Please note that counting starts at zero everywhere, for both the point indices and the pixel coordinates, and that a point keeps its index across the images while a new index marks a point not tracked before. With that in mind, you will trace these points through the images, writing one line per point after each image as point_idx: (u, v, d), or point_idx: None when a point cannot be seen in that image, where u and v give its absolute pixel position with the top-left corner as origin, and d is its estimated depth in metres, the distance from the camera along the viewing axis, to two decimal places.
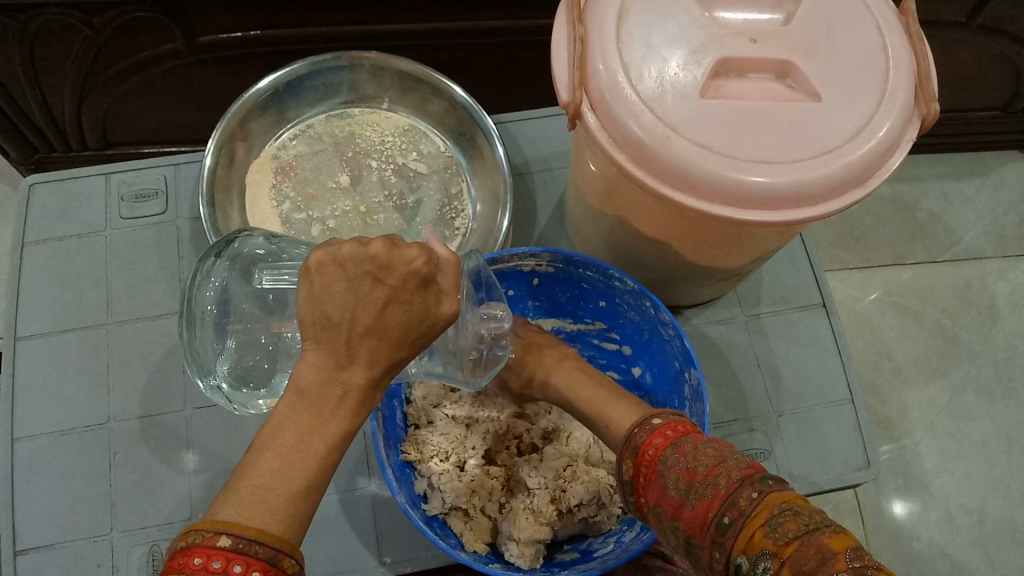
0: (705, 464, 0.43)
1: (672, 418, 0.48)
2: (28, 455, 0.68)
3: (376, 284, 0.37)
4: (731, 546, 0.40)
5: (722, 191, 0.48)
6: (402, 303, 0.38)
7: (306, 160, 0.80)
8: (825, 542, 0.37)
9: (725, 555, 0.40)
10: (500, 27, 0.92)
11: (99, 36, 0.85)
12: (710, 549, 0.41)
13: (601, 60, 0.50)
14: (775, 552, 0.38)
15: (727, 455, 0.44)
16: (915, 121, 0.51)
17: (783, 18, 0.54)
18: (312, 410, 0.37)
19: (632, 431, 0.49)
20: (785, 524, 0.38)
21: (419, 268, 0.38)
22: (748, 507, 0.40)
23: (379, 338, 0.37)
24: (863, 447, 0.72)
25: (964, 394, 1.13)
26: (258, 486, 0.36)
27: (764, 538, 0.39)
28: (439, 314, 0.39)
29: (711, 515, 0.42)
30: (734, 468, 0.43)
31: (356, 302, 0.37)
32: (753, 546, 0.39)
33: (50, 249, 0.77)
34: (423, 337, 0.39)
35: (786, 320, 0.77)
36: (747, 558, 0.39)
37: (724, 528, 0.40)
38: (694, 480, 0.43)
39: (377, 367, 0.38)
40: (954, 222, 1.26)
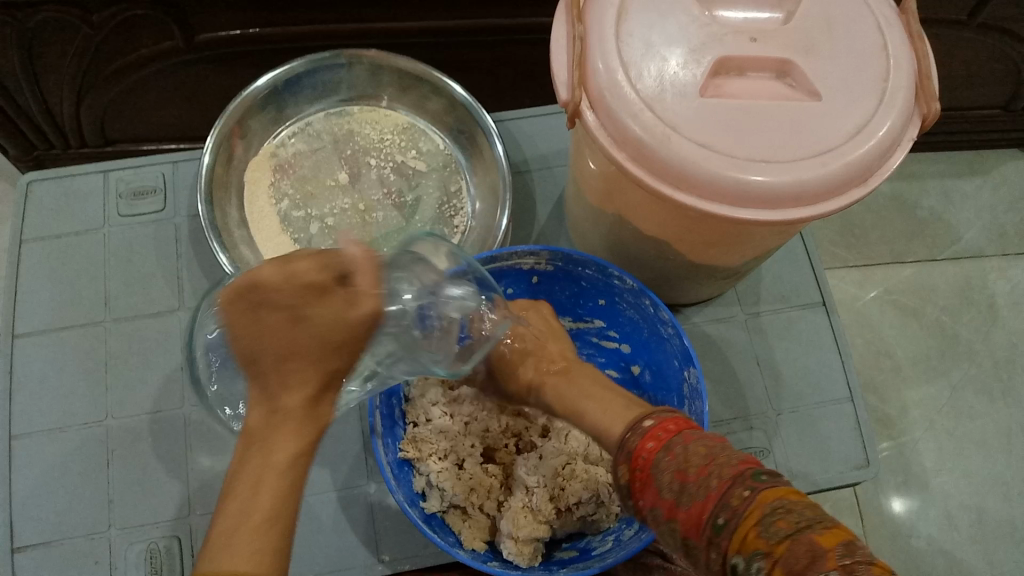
0: (696, 464, 0.42)
1: (666, 416, 0.46)
2: (26, 453, 0.68)
3: (276, 311, 0.43)
4: (726, 546, 0.38)
5: (721, 190, 0.48)
6: (313, 307, 0.44)
7: (305, 158, 0.80)
8: (815, 539, 0.35)
9: (720, 555, 0.39)
10: (500, 25, 0.92)
11: (97, 33, 0.85)
12: (706, 550, 0.40)
13: (601, 58, 0.50)
14: (767, 552, 0.36)
15: (718, 452, 0.42)
16: (915, 120, 0.51)
17: (783, 17, 0.53)
18: (260, 444, 0.41)
19: (625, 435, 0.46)
20: (777, 522, 0.36)
21: (312, 277, 0.44)
22: (740, 506, 0.38)
23: (297, 346, 0.43)
24: (862, 446, 0.72)
25: (963, 393, 1.13)
26: (222, 533, 0.38)
27: (757, 537, 0.37)
28: (352, 316, 0.44)
29: (705, 515, 0.40)
30: (725, 467, 0.41)
31: (266, 333, 0.43)
32: (747, 546, 0.37)
33: (48, 247, 0.77)
34: (347, 338, 0.44)
35: (786, 318, 0.77)
36: (741, 560, 0.37)
37: (718, 529, 0.39)
38: (687, 481, 0.41)
39: (308, 373, 0.44)
40: (954, 220, 1.26)
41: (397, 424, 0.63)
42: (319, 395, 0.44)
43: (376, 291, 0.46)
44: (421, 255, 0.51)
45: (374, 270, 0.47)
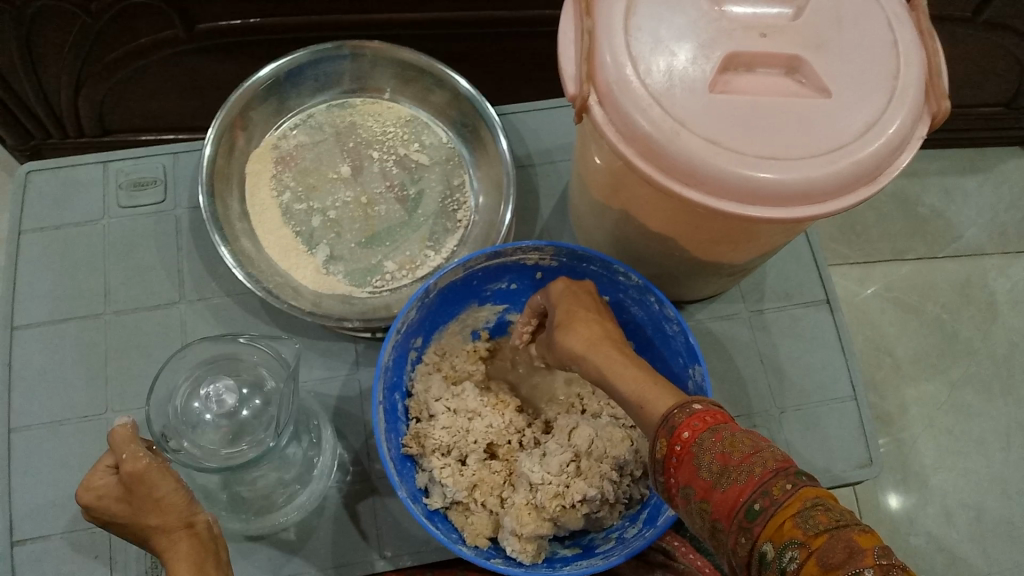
0: (742, 451, 0.41)
1: (710, 404, 0.45)
2: (25, 446, 0.68)
3: (99, 522, 0.51)
4: (759, 533, 0.38)
5: (730, 187, 0.48)
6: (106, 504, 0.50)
7: (307, 150, 0.79)
8: (854, 538, 0.36)
9: (750, 541, 0.38)
10: (503, 17, 0.91)
11: (96, 22, 0.84)
12: (736, 535, 0.39)
13: (609, 52, 0.49)
14: (804, 542, 0.36)
15: (765, 445, 0.41)
16: (925, 118, 0.51)
17: (793, 13, 0.52)
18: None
19: (670, 411, 0.45)
20: (816, 517, 0.37)
21: (80, 494, 0.50)
22: (781, 496, 0.38)
23: (132, 526, 0.50)
24: (866, 444, 0.72)
25: (963, 391, 1.13)
26: None
27: (794, 528, 0.37)
28: (115, 501, 0.49)
29: (742, 500, 0.39)
30: (770, 458, 0.40)
31: (116, 530, 0.51)
32: (782, 536, 0.37)
33: (47, 238, 0.76)
34: (142, 500, 0.49)
35: (790, 316, 0.77)
36: (774, 547, 0.37)
37: (754, 514, 0.38)
38: (730, 465, 0.40)
39: (155, 537, 0.50)
40: (955, 218, 1.26)
41: (400, 419, 0.64)
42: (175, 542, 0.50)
43: (123, 457, 0.49)
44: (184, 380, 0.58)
45: (126, 435, 0.49)
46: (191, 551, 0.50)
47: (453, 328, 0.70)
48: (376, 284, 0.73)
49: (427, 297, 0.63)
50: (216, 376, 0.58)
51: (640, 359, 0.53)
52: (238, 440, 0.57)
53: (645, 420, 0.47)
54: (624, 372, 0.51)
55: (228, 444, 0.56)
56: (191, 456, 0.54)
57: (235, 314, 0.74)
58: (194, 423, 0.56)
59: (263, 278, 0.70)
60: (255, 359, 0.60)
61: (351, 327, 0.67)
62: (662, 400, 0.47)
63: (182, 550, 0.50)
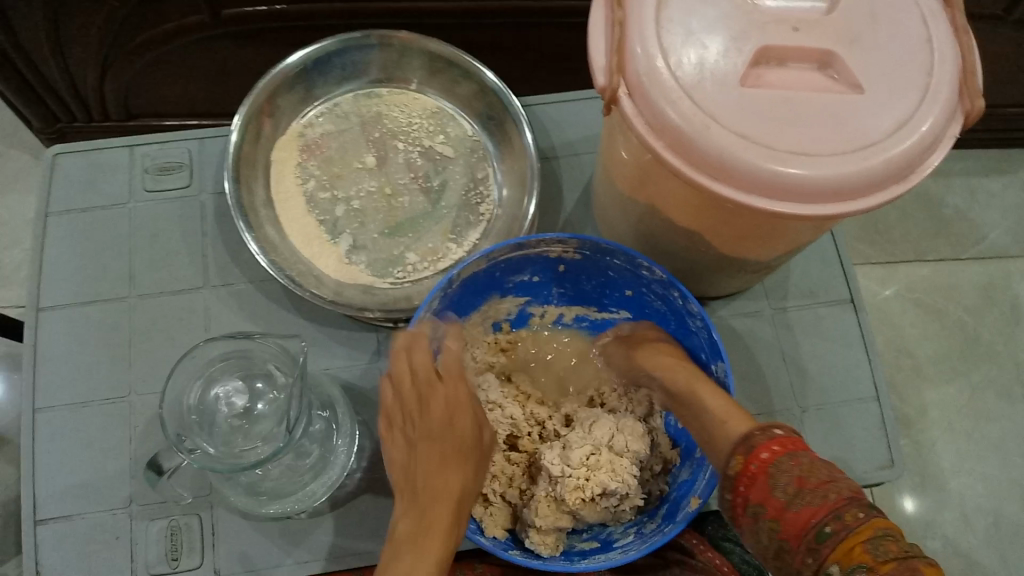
0: (819, 477, 0.42)
1: (791, 431, 0.45)
2: (47, 427, 0.69)
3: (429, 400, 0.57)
4: (827, 555, 0.38)
5: (760, 182, 0.47)
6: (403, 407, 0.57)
7: (332, 139, 0.79)
8: (921, 570, 0.35)
9: (817, 563, 0.39)
10: (530, 8, 0.91)
11: (124, 7, 0.84)
12: (803, 555, 0.40)
13: (639, 43, 0.49)
14: (871, 566, 0.36)
15: (843, 477, 0.42)
16: (957, 116, 0.50)
17: (825, 7, 0.52)
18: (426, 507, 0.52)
19: (752, 432, 0.46)
20: (886, 545, 0.37)
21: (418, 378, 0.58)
22: (853, 522, 0.38)
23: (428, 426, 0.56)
24: (887, 445, 0.71)
25: (984, 394, 1.12)
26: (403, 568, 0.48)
27: (863, 553, 0.37)
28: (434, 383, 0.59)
29: (814, 522, 0.40)
30: (845, 488, 0.41)
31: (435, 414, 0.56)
32: (850, 558, 0.37)
33: (73, 221, 0.76)
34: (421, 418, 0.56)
35: (813, 314, 0.76)
36: (840, 569, 0.37)
37: (824, 536, 0.39)
38: (805, 487, 0.41)
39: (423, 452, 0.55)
40: (979, 219, 1.24)
41: None
42: (438, 451, 0.54)
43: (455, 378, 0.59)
44: (196, 381, 0.59)
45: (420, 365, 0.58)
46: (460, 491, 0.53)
47: (475, 320, 0.70)
48: (398, 275, 0.73)
49: (449, 288, 0.63)
50: (228, 375, 0.60)
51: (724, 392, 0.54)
52: (253, 438, 0.57)
53: (720, 441, 0.49)
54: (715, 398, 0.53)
55: (242, 442, 0.57)
56: (210, 456, 0.54)
57: (258, 301, 0.74)
58: (208, 425, 0.57)
59: (286, 266, 0.70)
60: (265, 355, 0.61)
61: (372, 317, 0.68)
62: (745, 424, 0.48)
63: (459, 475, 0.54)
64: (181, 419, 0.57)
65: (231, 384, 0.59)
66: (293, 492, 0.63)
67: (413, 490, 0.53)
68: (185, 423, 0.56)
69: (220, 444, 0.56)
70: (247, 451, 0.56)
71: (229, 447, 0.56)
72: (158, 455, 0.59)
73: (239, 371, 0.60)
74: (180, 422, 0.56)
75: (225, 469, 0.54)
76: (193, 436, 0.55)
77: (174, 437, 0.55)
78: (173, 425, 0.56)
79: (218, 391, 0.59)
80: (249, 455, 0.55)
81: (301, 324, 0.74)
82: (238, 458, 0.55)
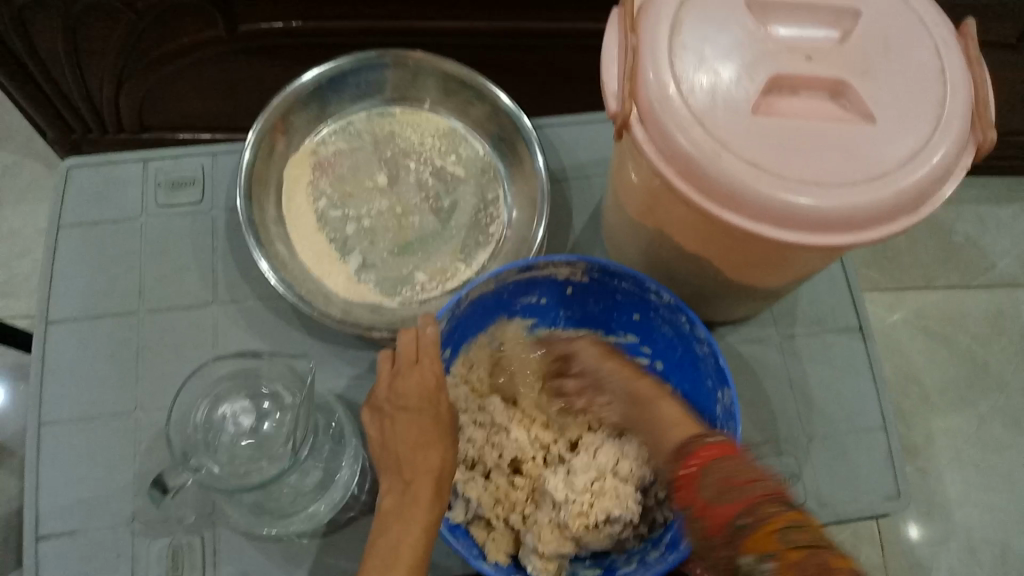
0: (744, 477, 0.49)
1: (723, 439, 0.53)
2: (53, 440, 0.69)
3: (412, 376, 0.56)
4: (744, 543, 0.46)
5: (770, 212, 0.47)
6: (392, 385, 0.56)
7: (344, 157, 0.79)
8: (829, 559, 0.43)
9: (736, 550, 0.46)
10: (543, 30, 0.91)
11: (141, 20, 0.85)
12: (724, 544, 0.47)
13: (652, 70, 0.49)
14: (780, 553, 0.44)
15: (762, 476, 0.49)
16: (969, 148, 0.50)
17: (839, 36, 0.52)
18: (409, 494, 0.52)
19: (689, 439, 0.54)
20: (796, 534, 0.44)
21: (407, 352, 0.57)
22: (766, 514, 0.46)
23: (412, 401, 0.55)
24: (895, 477, 0.70)
25: (992, 424, 1.11)
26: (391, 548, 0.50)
27: (773, 540, 0.45)
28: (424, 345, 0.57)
29: (734, 515, 0.47)
30: (765, 486, 0.48)
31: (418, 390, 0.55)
32: (765, 543, 0.45)
33: (85, 234, 0.77)
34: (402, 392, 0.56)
35: (822, 342, 0.76)
36: (756, 555, 0.45)
37: (740, 527, 0.47)
38: (730, 485, 0.49)
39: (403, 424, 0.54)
40: (989, 247, 1.24)
41: None
42: (416, 427, 0.54)
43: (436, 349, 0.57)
44: (202, 400, 0.59)
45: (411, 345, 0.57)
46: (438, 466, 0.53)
47: (482, 340, 0.70)
48: (406, 295, 0.73)
49: (457, 308, 0.63)
50: (236, 395, 0.60)
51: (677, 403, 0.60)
52: (260, 458, 0.57)
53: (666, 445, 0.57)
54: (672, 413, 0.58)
55: (249, 462, 0.57)
56: (217, 477, 0.54)
57: (266, 318, 0.74)
58: (215, 444, 0.57)
59: (295, 283, 0.70)
60: (273, 375, 0.61)
61: (380, 336, 0.68)
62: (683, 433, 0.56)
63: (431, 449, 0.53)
64: (187, 439, 0.57)
65: (238, 404, 0.59)
66: (298, 512, 0.64)
67: (395, 463, 0.54)
68: (191, 443, 0.56)
69: (229, 464, 0.56)
70: (254, 471, 0.56)
71: (237, 466, 0.56)
72: (163, 474, 0.59)
73: (246, 391, 0.61)
74: (186, 442, 0.56)
75: (232, 488, 0.54)
76: (200, 456, 0.55)
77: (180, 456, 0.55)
78: (180, 444, 0.56)
79: (224, 410, 0.59)
80: (256, 474, 0.55)
81: (308, 342, 0.74)
82: (246, 477, 0.55)
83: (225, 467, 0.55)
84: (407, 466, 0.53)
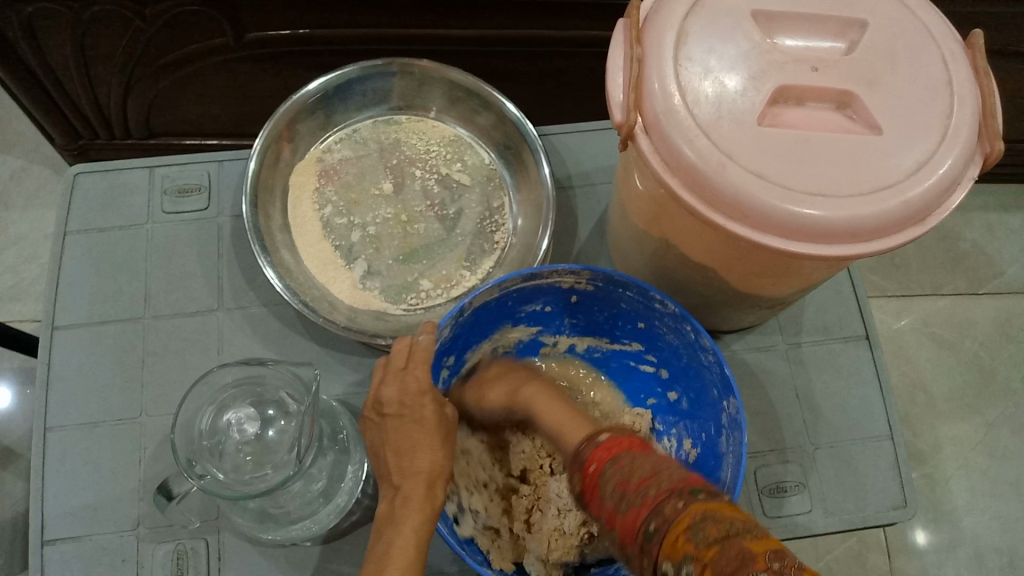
0: (640, 476, 0.43)
1: (614, 433, 0.49)
2: (59, 445, 0.69)
3: (406, 380, 0.54)
4: (657, 552, 0.39)
5: (776, 223, 0.47)
6: (378, 390, 0.54)
7: (350, 165, 0.80)
8: (745, 545, 0.35)
9: (652, 562, 0.39)
10: (550, 37, 0.91)
11: (149, 28, 0.85)
12: (642, 558, 0.40)
13: (657, 80, 0.49)
14: (695, 555, 0.36)
15: (663, 468, 0.43)
16: (977, 159, 0.50)
17: (845, 47, 0.52)
18: (401, 498, 0.50)
19: (580, 447, 0.50)
20: (706, 530, 0.37)
21: (399, 358, 0.55)
22: (672, 514, 0.39)
23: (405, 405, 0.53)
24: (901, 486, 0.70)
25: (1000, 432, 1.10)
26: (382, 552, 0.47)
27: (686, 542, 0.37)
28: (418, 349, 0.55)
29: (640, 522, 0.41)
30: (666, 480, 0.42)
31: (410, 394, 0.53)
32: (676, 550, 0.37)
33: (91, 240, 0.77)
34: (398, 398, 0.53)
35: (828, 350, 0.76)
36: (669, 563, 0.37)
37: (650, 535, 0.39)
38: (627, 490, 0.43)
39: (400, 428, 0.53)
40: (997, 254, 1.23)
41: None
42: (409, 432, 0.52)
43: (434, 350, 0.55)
44: (204, 407, 0.59)
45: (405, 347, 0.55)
46: (429, 469, 0.51)
47: (486, 348, 0.70)
48: (411, 301, 0.73)
49: (461, 315, 0.62)
50: (240, 402, 0.60)
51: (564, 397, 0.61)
52: (263, 466, 0.57)
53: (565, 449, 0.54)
54: (554, 410, 0.58)
55: (252, 470, 0.57)
56: (221, 483, 0.54)
57: (271, 324, 0.75)
58: (218, 452, 0.57)
59: (300, 291, 0.70)
60: (276, 383, 0.61)
61: (384, 344, 0.68)
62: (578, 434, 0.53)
63: (424, 449, 0.52)
64: (191, 445, 0.56)
65: (241, 412, 0.59)
66: (304, 517, 0.64)
67: (390, 469, 0.52)
68: (194, 448, 0.56)
69: (231, 472, 0.56)
70: (257, 478, 0.56)
71: (241, 475, 0.56)
72: (168, 480, 0.59)
73: (251, 399, 0.61)
74: (190, 447, 0.56)
75: (236, 494, 0.54)
76: (203, 463, 0.55)
77: (184, 462, 0.54)
78: (183, 450, 0.56)
79: (228, 419, 0.59)
80: (259, 481, 0.55)
81: (313, 349, 0.74)
82: (248, 484, 0.55)
83: (227, 475, 0.55)
84: (398, 472, 0.51)
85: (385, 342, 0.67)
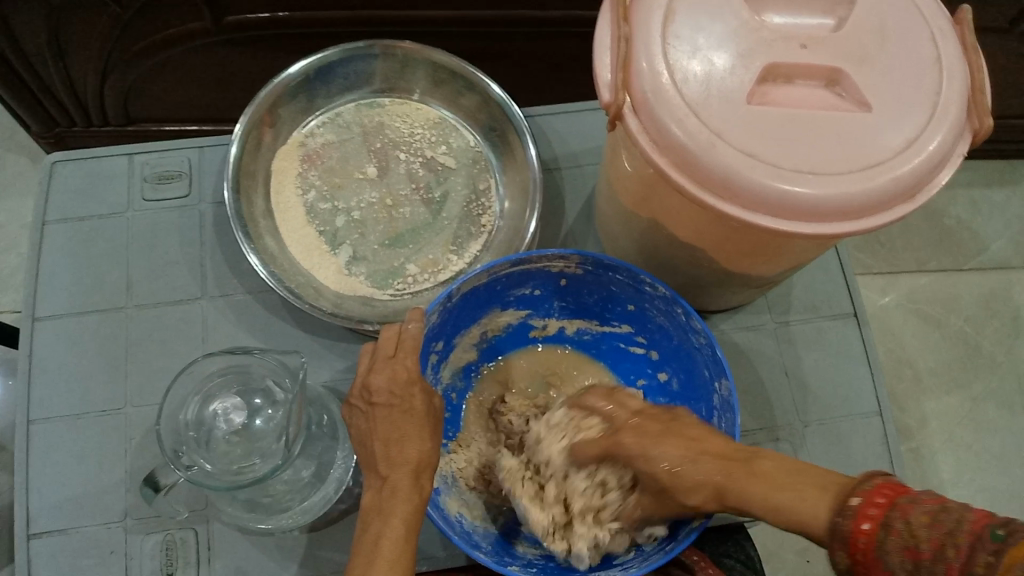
0: (925, 531, 0.35)
1: (870, 482, 0.40)
2: (44, 437, 0.68)
3: (393, 369, 0.53)
4: None
5: (765, 201, 0.47)
6: (366, 379, 0.53)
7: (333, 148, 0.78)
8: None
9: None
10: (535, 17, 0.90)
11: (124, 14, 0.83)
12: None
13: (645, 59, 0.49)
14: None
15: (942, 509, 0.36)
16: (966, 135, 0.49)
17: (833, 23, 0.52)
18: (389, 487, 0.49)
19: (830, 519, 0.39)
20: None
21: (387, 349, 0.54)
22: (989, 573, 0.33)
23: (391, 393, 0.52)
24: (890, 462, 0.70)
25: (985, 406, 1.11)
26: (371, 542, 0.47)
27: None
28: (406, 338, 0.55)
29: None
30: (953, 524, 0.35)
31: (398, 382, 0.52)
32: None
33: (71, 228, 0.76)
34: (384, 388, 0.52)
35: (816, 328, 0.76)
36: None
37: None
38: (920, 558, 0.35)
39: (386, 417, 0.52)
40: (981, 230, 1.24)
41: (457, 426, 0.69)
42: (396, 419, 0.52)
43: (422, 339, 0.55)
44: (190, 398, 0.58)
45: (392, 337, 0.55)
46: (417, 457, 0.50)
47: (474, 332, 0.70)
48: (398, 287, 0.73)
49: (450, 301, 0.62)
50: (226, 391, 0.59)
51: (770, 462, 0.45)
52: (252, 455, 0.57)
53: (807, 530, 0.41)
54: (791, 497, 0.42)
55: (241, 460, 0.56)
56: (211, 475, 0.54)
57: (256, 312, 0.74)
58: (206, 443, 0.57)
59: (285, 278, 0.69)
60: (263, 371, 0.60)
61: (372, 329, 0.67)
62: (823, 503, 0.41)
63: (413, 437, 0.51)
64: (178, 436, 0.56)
65: (228, 402, 0.59)
66: (293, 505, 0.63)
67: (374, 458, 0.51)
68: (181, 439, 0.55)
69: (220, 463, 0.55)
70: (247, 469, 0.55)
71: (231, 466, 0.55)
72: (155, 471, 0.58)
73: (237, 388, 0.60)
74: (177, 439, 0.55)
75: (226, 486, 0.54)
76: (192, 454, 0.55)
77: (173, 454, 0.54)
78: (170, 442, 0.55)
79: (214, 410, 0.58)
80: (249, 473, 0.55)
81: (299, 336, 0.73)
82: (238, 475, 0.54)
83: (216, 467, 0.55)
84: (384, 460, 0.50)
85: (372, 329, 0.67)
